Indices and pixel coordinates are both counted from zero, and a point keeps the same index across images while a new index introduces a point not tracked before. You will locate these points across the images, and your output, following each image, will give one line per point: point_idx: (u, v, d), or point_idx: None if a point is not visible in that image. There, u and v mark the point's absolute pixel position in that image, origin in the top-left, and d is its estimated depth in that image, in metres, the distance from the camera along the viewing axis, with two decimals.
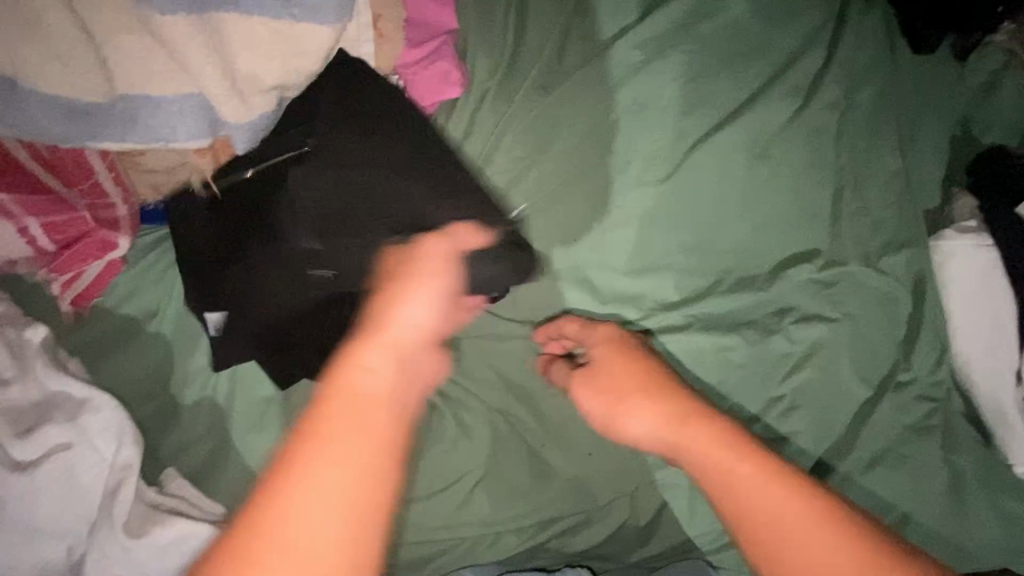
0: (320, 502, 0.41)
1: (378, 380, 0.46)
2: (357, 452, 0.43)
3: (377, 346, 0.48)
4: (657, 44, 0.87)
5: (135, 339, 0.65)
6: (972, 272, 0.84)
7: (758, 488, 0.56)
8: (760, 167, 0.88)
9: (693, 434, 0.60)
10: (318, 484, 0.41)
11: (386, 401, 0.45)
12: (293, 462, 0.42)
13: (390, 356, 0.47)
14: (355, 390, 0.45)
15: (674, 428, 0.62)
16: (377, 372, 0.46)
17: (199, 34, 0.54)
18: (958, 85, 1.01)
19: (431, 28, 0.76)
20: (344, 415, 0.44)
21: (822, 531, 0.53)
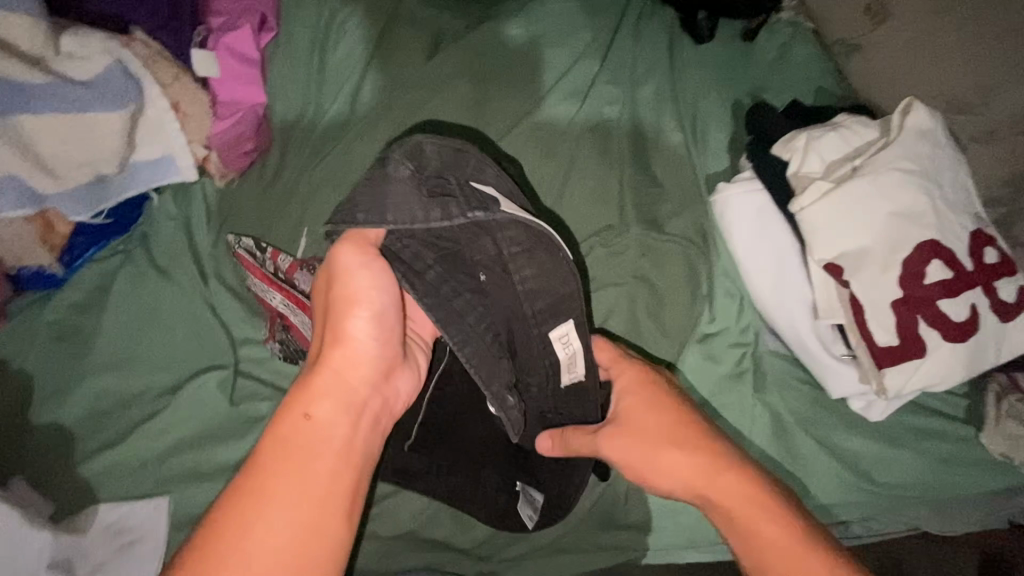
0: (281, 534, 0.49)
1: (335, 432, 0.55)
2: (322, 479, 0.52)
3: (324, 395, 0.55)
4: (443, 82, 1.03)
5: (0, 375, 0.82)
6: (748, 217, 0.87)
7: (724, 487, 0.59)
8: (546, 163, 0.99)
9: (620, 450, 0.66)
10: (283, 509, 0.50)
11: (348, 432, 0.56)
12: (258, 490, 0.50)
13: (334, 404, 0.56)
14: (308, 425, 0.54)
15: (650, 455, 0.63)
16: (317, 416, 0.55)
17: (9, 134, 0.72)
18: (746, 63, 1.09)
19: (240, 104, 0.97)
20: (319, 452, 0.53)
21: (778, 525, 0.55)
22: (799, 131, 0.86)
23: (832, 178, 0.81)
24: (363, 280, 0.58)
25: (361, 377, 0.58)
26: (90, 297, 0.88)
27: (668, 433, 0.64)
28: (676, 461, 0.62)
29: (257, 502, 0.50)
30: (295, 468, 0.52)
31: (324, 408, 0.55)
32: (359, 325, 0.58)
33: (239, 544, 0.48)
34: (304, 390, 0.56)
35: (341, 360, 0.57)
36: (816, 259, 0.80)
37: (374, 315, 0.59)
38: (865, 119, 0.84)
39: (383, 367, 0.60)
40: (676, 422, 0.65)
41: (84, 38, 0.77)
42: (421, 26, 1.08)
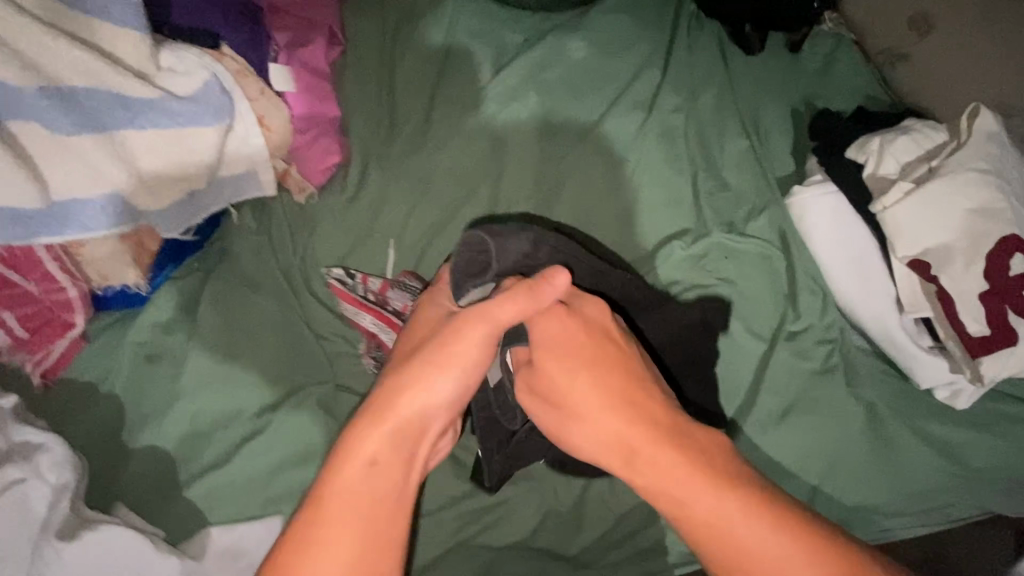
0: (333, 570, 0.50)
1: (393, 463, 0.55)
2: (381, 510, 0.53)
3: (393, 425, 0.56)
4: (511, 93, 1.05)
5: (92, 399, 0.80)
6: (826, 219, 0.91)
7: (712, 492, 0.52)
8: (619, 170, 1.01)
9: (544, 413, 0.61)
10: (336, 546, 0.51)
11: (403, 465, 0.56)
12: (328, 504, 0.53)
13: (383, 441, 0.55)
14: (365, 471, 0.54)
15: (623, 440, 0.55)
16: (378, 460, 0.55)
17: (111, 148, 0.70)
18: (796, 70, 1.14)
19: (316, 119, 0.95)
20: (351, 500, 0.53)
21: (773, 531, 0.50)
22: (871, 135, 0.91)
23: (910, 179, 0.85)
24: (456, 333, 0.58)
25: (435, 418, 0.58)
26: (175, 316, 0.86)
27: (598, 409, 0.57)
28: (636, 441, 0.55)
29: (326, 525, 0.51)
30: (360, 484, 0.54)
31: (366, 447, 0.55)
32: (450, 359, 0.58)
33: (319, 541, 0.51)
34: (368, 431, 0.55)
35: (400, 390, 0.57)
36: (899, 257, 0.84)
37: (460, 379, 0.58)
38: (932, 123, 0.89)
39: (430, 421, 0.58)
40: (608, 390, 0.57)
41: (181, 54, 0.76)
42: (484, 39, 1.10)
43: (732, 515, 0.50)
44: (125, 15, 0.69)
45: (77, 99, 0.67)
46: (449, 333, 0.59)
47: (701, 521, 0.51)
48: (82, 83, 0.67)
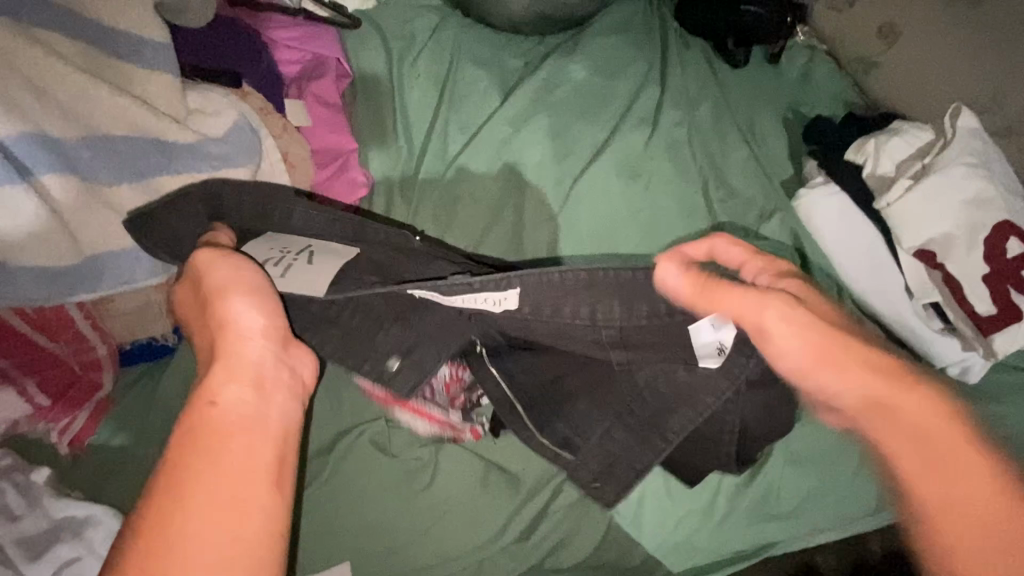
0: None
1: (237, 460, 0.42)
2: (240, 501, 0.40)
3: (225, 420, 0.44)
4: (521, 115, 1.07)
5: (125, 464, 0.74)
6: (833, 217, 0.97)
7: (924, 463, 0.52)
8: (634, 184, 1.05)
9: (794, 348, 0.58)
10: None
11: (269, 446, 0.44)
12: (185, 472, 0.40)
13: (234, 385, 0.47)
14: (218, 412, 0.44)
15: (875, 392, 0.55)
16: (222, 399, 0.45)
17: (150, 196, 0.67)
18: (780, 80, 1.22)
19: (333, 152, 0.94)
20: (237, 434, 0.43)
21: (1010, 501, 0.50)
22: (865, 138, 0.98)
23: (908, 176, 0.93)
24: (239, 276, 0.55)
25: (274, 403, 0.47)
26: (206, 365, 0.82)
27: (850, 353, 0.56)
28: (888, 390, 0.55)
29: (160, 558, 0.37)
30: (220, 442, 0.42)
31: (246, 435, 0.44)
32: (238, 342, 0.50)
33: (186, 528, 0.38)
34: (180, 448, 0.42)
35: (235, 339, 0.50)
36: (905, 248, 0.91)
37: (271, 345, 0.51)
38: (917, 124, 0.97)
39: (286, 409, 0.47)
40: (836, 341, 0.57)
41: (209, 95, 0.74)
42: (487, 66, 1.12)
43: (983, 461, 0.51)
44: (158, 60, 0.67)
45: (114, 148, 0.64)
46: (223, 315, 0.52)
47: (969, 499, 0.50)
48: (119, 131, 0.64)
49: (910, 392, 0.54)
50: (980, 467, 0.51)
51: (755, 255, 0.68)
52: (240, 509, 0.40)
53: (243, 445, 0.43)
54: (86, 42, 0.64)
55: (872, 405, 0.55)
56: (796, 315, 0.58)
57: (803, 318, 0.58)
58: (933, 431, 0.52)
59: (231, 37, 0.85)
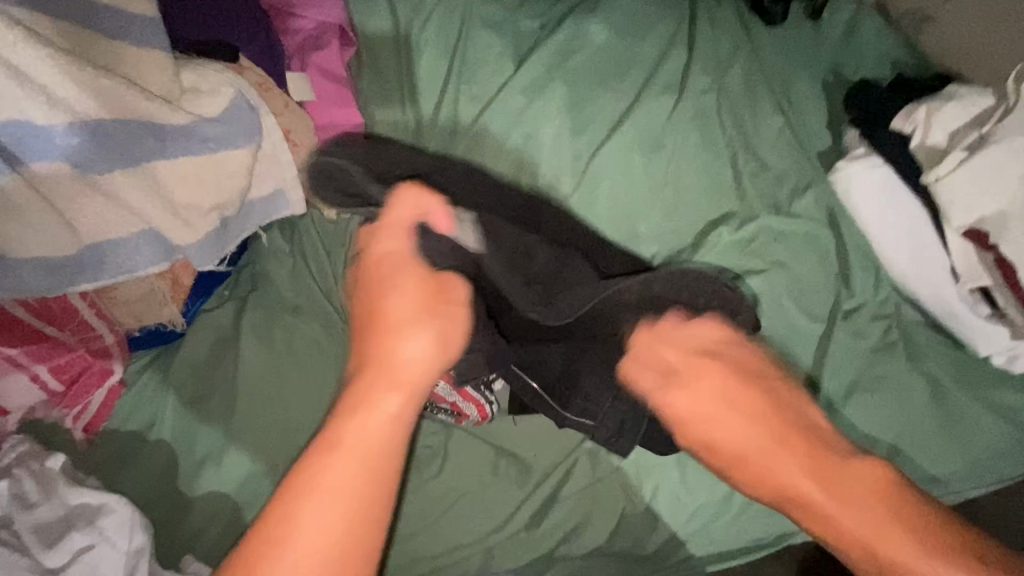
0: (313, 540, 0.46)
1: (368, 423, 0.50)
2: (355, 516, 0.47)
3: (383, 380, 0.52)
4: (536, 85, 1.01)
5: (140, 449, 0.75)
6: (875, 193, 0.90)
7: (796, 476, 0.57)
8: (656, 158, 0.99)
9: (683, 408, 0.61)
10: (318, 509, 0.47)
11: (388, 427, 0.51)
12: (321, 456, 0.48)
13: (389, 398, 0.52)
14: (375, 418, 0.51)
15: (738, 445, 0.60)
16: (389, 411, 0.51)
17: (147, 182, 0.64)
18: (821, 38, 1.11)
19: (339, 127, 0.91)
20: (359, 448, 0.49)
21: (875, 517, 0.53)
22: (915, 104, 0.89)
23: (963, 146, 0.83)
24: (452, 289, 0.59)
25: (416, 359, 0.54)
26: (217, 351, 0.81)
27: (744, 428, 0.59)
28: (762, 452, 0.58)
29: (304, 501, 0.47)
30: (346, 449, 0.49)
31: (374, 444, 0.50)
32: (397, 306, 0.56)
33: (311, 508, 0.47)
34: (354, 390, 0.52)
35: (393, 346, 0.54)
36: (955, 228, 0.84)
37: (431, 329, 0.56)
38: (975, 87, 0.88)
39: (427, 370, 0.54)
40: (751, 422, 0.59)
41: (204, 72, 0.70)
42: (500, 30, 1.05)
43: (898, 526, 0.52)
44: (146, 35, 0.63)
45: (106, 131, 0.60)
46: (411, 279, 0.58)
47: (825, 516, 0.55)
48: (109, 114, 0.61)
49: (774, 419, 0.59)
50: (851, 477, 0.55)
51: (685, 353, 0.62)
52: (345, 521, 0.47)
53: (360, 457, 0.49)
54: (67, 21, 0.60)
55: (741, 463, 0.60)
56: (676, 396, 0.62)
57: (704, 395, 0.61)
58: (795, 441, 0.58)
59: (228, 7, 0.80)
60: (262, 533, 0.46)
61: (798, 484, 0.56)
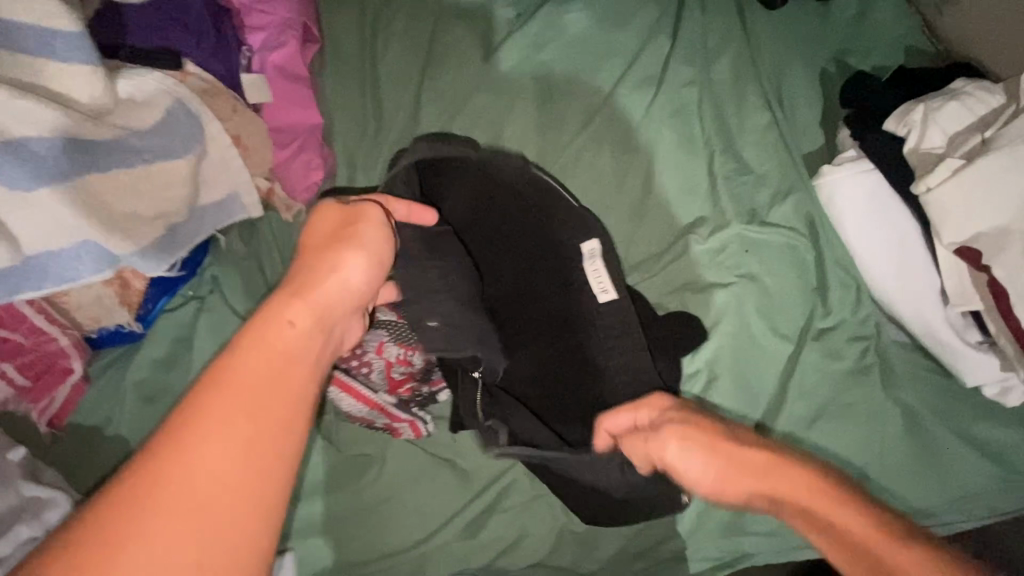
0: (218, 447, 0.39)
1: (283, 338, 0.47)
2: (269, 419, 0.42)
3: (300, 300, 0.50)
4: (504, 79, 0.96)
5: (100, 443, 0.80)
6: (860, 201, 0.82)
7: (777, 484, 0.58)
8: (627, 159, 0.93)
9: (666, 438, 0.65)
10: (226, 410, 0.41)
11: (304, 339, 0.48)
12: (222, 366, 0.43)
13: (302, 310, 0.49)
14: (289, 331, 0.47)
15: (713, 464, 0.62)
16: (300, 324, 0.49)
17: (78, 196, 0.66)
18: (828, 20, 1.00)
19: (296, 129, 0.90)
20: (274, 354, 0.45)
21: (845, 511, 0.53)
22: (913, 103, 0.80)
23: (960, 154, 0.75)
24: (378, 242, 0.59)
25: (340, 290, 0.53)
26: (172, 351, 0.85)
27: (742, 478, 0.60)
28: (731, 466, 0.61)
29: (193, 421, 0.40)
30: (260, 345, 0.45)
31: (288, 341, 0.47)
32: (321, 253, 0.56)
33: (191, 435, 0.39)
34: (269, 308, 0.49)
35: (319, 272, 0.54)
36: (945, 244, 0.75)
37: (359, 265, 0.56)
38: (985, 83, 0.77)
39: (352, 308, 0.55)
40: (714, 444, 0.62)
41: (140, 80, 0.71)
42: (470, 19, 1.00)
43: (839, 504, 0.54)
44: (70, 48, 0.63)
45: (29, 151, 0.62)
46: (343, 223, 0.59)
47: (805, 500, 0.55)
48: (35, 133, 0.62)
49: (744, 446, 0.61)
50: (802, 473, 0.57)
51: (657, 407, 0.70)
52: (262, 422, 0.41)
53: (274, 357, 0.45)
54: None
55: (730, 485, 0.61)
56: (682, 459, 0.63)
57: (702, 450, 0.63)
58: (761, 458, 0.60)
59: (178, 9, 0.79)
60: (147, 455, 0.39)
61: (785, 487, 0.57)
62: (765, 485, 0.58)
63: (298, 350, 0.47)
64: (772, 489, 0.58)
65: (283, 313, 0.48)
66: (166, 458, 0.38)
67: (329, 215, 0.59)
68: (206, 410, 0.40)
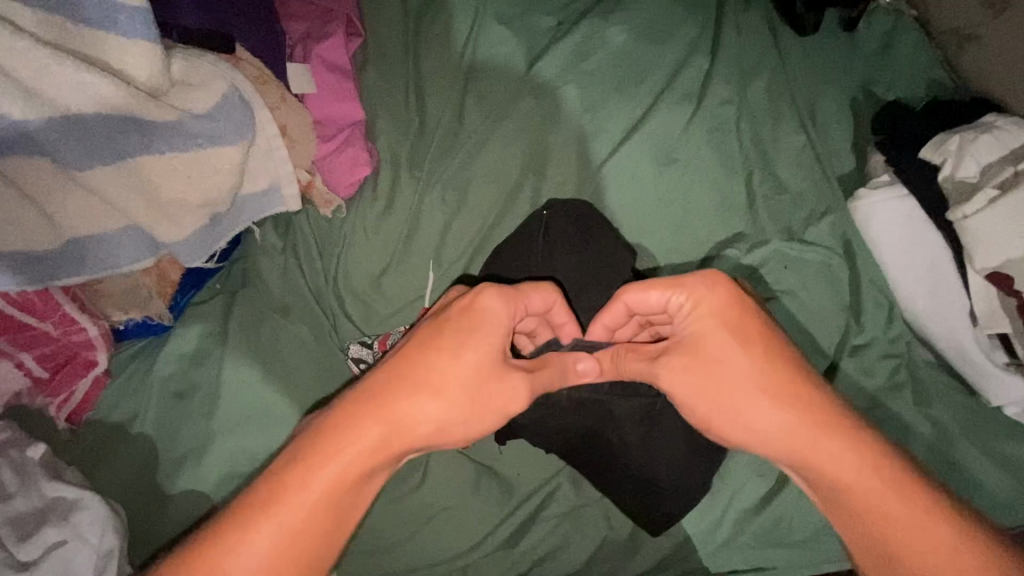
0: (255, 561, 0.51)
1: (350, 459, 0.53)
2: (297, 555, 0.52)
3: (372, 417, 0.54)
4: (547, 86, 0.95)
5: (123, 442, 0.75)
6: (895, 225, 0.85)
7: (875, 491, 0.59)
8: (667, 173, 0.93)
9: (720, 349, 0.64)
10: (268, 532, 0.51)
11: (370, 460, 0.54)
12: (300, 454, 0.53)
13: (374, 436, 0.54)
14: (361, 448, 0.54)
15: (752, 395, 0.62)
16: (371, 443, 0.54)
17: (129, 180, 0.64)
18: (854, 53, 1.04)
19: (338, 123, 0.89)
20: (344, 476, 0.53)
21: (888, 488, 0.59)
22: (947, 134, 0.84)
23: (994, 183, 0.78)
24: (502, 312, 0.59)
25: (423, 414, 0.55)
26: (200, 347, 0.80)
27: (754, 388, 0.62)
28: (792, 431, 0.61)
29: (248, 519, 0.51)
30: (336, 456, 0.53)
31: (343, 463, 0.53)
32: (450, 354, 0.57)
33: (233, 533, 0.51)
34: (345, 415, 0.54)
35: (427, 360, 0.56)
36: (977, 269, 0.79)
37: (447, 403, 0.56)
38: (1015, 119, 0.82)
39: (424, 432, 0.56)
40: (761, 387, 0.62)
41: (196, 62, 0.68)
42: (513, 25, 0.99)
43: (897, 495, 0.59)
44: (133, 24, 0.60)
45: (86, 129, 0.60)
46: (476, 318, 0.58)
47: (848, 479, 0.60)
48: (90, 108, 0.59)
49: (816, 403, 0.62)
50: (861, 463, 0.60)
51: (677, 283, 0.65)
52: (279, 561, 0.51)
53: (345, 476, 0.53)
54: (48, 9, 0.58)
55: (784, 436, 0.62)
56: (681, 370, 0.65)
57: (699, 365, 0.64)
58: (825, 439, 0.61)
59: None
60: (211, 538, 0.51)
61: (857, 475, 0.60)
62: (835, 466, 0.60)
63: (354, 478, 0.54)
64: (842, 478, 0.60)
65: (364, 408, 0.55)
66: (208, 547, 0.51)
67: (487, 295, 0.59)
68: (235, 539, 0.51)
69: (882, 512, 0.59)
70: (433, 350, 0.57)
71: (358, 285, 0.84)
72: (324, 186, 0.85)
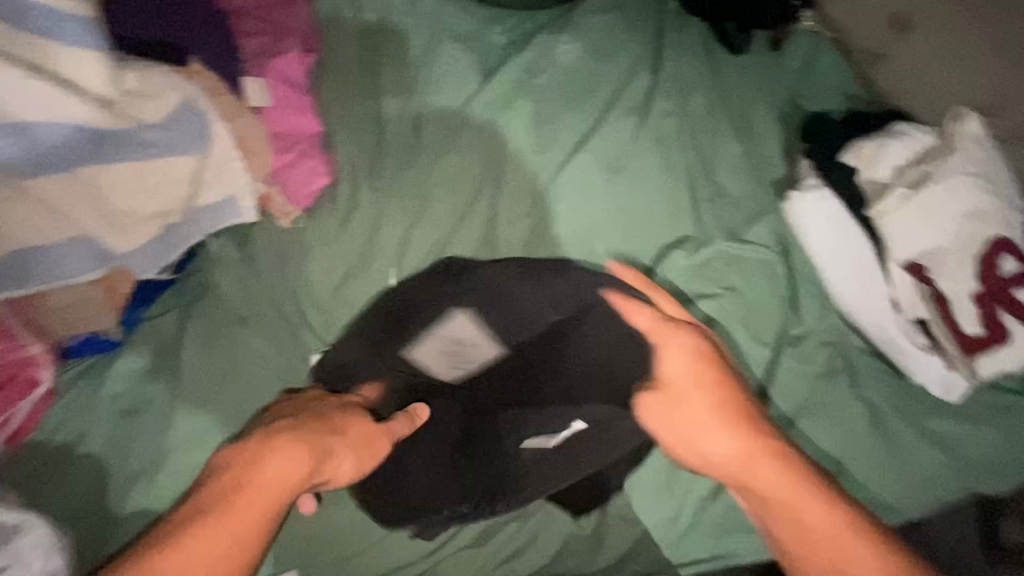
0: None
1: (192, 563, 0.56)
2: None
3: (223, 497, 0.61)
4: (500, 101, 0.99)
5: (68, 464, 0.73)
6: (824, 225, 0.91)
7: (781, 490, 0.66)
8: (617, 180, 0.98)
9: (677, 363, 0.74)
10: None
11: (242, 540, 0.59)
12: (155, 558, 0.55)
13: (233, 527, 0.59)
14: (202, 542, 0.57)
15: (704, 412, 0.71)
16: (214, 529, 0.58)
17: (78, 191, 0.64)
18: (782, 70, 1.14)
19: (294, 135, 0.90)
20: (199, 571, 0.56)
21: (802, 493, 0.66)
22: (864, 140, 0.93)
23: (905, 184, 0.87)
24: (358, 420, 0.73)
25: (275, 475, 0.63)
26: (153, 363, 0.78)
27: (707, 413, 0.70)
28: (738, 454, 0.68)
29: None
30: (188, 547, 0.56)
31: (186, 550, 0.56)
32: (280, 455, 0.64)
33: None
34: (172, 538, 0.57)
35: (254, 460, 0.64)
36: (895, 260, 0.88)
37: (305, 470, 0.65)
38: (922, 126, 0.92)
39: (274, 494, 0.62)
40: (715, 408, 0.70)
41: (148, 75, 0.69)
42: (467, 43, 1.03)
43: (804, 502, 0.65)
44: (78, 33, 0.62)
45: (34, 142, 0.61)
46: (325, 424, 0.70)
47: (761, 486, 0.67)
48: (35, 117, 0.60)
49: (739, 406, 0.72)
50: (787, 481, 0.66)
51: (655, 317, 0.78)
52: None
53: (214, 565, 0.57)
54: None
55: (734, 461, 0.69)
56: (683, 351, 0.74)
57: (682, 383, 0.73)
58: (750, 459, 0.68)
59: (177, 7, 0.78)
60: None
61: (774, 478, 0.67)
62: (765, 488, 0.67)
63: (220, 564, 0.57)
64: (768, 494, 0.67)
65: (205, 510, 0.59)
66: None
67: (355, 418, 0.73)
68: None
69: (800, 525, 0.65)
70: (310, 417, 0.71)
71: (318, 295, 0.85)
72: (282, 197, 0.86)
